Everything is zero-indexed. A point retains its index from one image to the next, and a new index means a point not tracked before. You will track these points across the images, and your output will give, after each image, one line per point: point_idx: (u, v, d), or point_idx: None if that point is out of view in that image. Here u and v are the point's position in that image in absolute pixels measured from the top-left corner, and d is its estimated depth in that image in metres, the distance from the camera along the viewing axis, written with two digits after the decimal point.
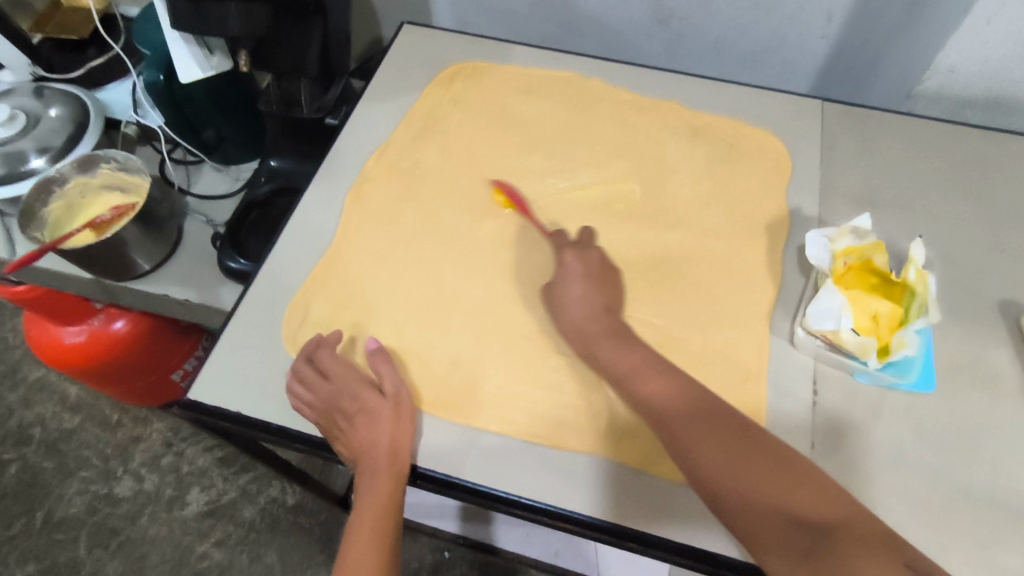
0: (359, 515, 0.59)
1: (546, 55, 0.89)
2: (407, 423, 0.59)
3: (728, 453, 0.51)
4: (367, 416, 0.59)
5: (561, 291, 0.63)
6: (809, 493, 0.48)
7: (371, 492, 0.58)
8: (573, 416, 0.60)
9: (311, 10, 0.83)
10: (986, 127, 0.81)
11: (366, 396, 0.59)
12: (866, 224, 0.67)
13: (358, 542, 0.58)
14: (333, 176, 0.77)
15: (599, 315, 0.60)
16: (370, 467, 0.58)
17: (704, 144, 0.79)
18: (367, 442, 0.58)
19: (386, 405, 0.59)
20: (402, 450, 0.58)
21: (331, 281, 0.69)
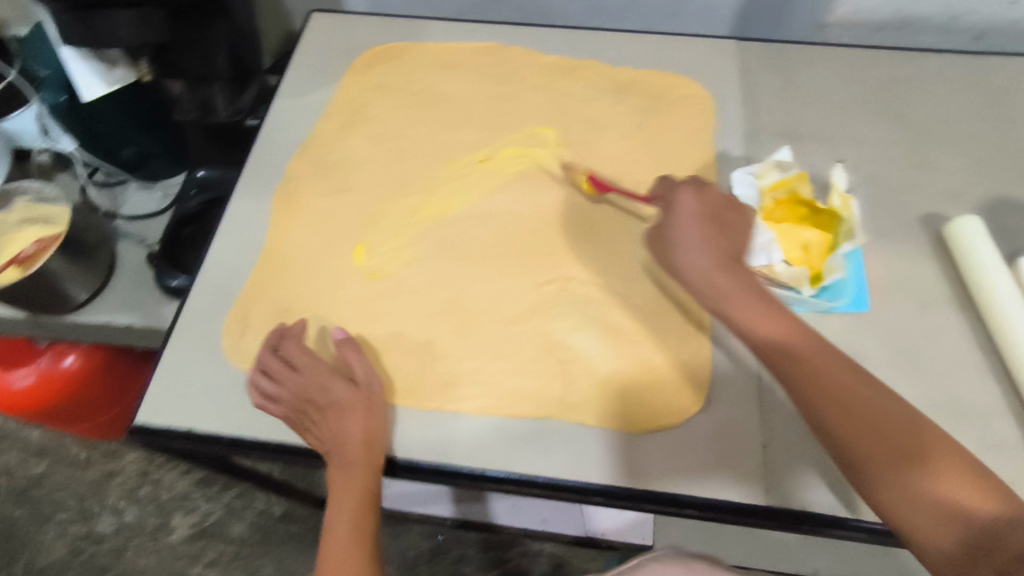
0: (336, 506, 0.59)
1: (463, 27, 0.87)
2: (380, 410, 0.59)
3: (821, 391, 0.50)
4: (338, 408, 0.58)
5: (672, 233, 0.59)
6: (918, 431, 0.48)
7: (347, 484, 0.58)
8: (527, 385, 0.61)
9: (212, 9, 0.79)
10: (897, 48, 0.83)
11: (337, 390, 0.59)
12: (786, 156, 0.69)
13: (337, 532, 0.58)
14: (260, 177, 0.75)
15: (721, 262, 0.56)
16: (343, 460, 0.58)
17: (630, 99, 0.78)
18: (337, 435, 0.58)
19: (354, 398, 0.59)
20: (377, 441, 0.58)
21: (270, 288, 0.67)
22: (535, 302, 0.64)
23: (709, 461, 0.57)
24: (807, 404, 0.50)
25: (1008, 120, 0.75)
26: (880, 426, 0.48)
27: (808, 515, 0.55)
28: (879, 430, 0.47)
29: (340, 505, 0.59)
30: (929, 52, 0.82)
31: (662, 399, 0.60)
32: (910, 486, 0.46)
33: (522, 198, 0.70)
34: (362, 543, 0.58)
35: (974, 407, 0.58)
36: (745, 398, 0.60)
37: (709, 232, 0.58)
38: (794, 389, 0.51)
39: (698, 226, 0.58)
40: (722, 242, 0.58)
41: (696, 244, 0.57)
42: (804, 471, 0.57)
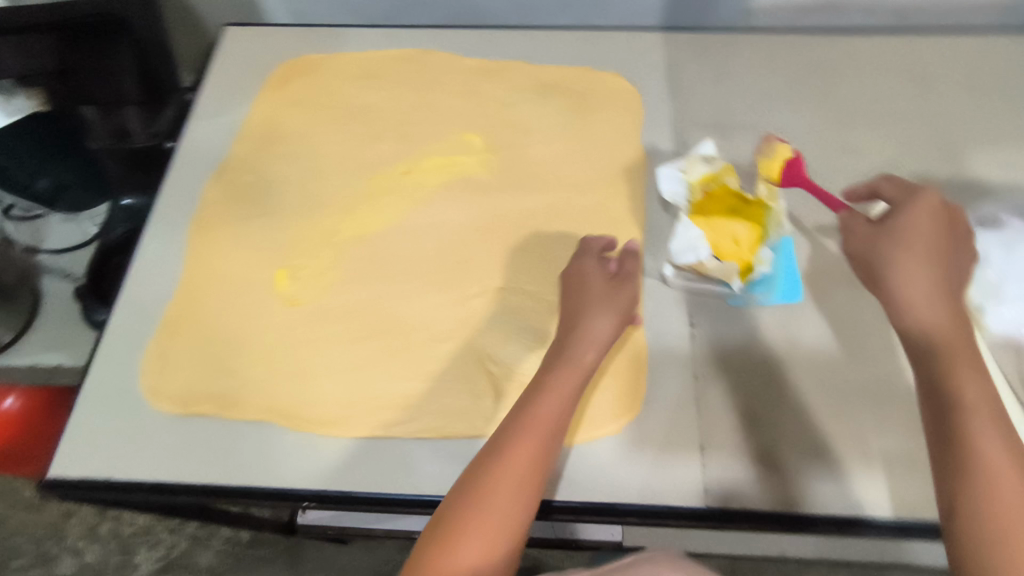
0: (523, 422, 0.50)
1: (383, 34, 0.84)
2: (624, 302, 0.56)
3: (987, 394, 0.43)
4: (581, 296, 0.57)
5: (903, 236, 0.50)
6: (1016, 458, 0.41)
7: (555, 383, 0.52)
8: (458, 404, 0.59)
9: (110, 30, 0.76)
10: (821, 31, 0.82)
11: (594, 275, 0.58)
12: (711, 150, 0.69)
13: (521, 451, 0.49)
14: (175, 204, 0.72)
15: (937, 291, 0.47)
16: (551, 381, 0.52)
17: (556, 98, 0.77)
18: (588, 338, 0.54)
19: (600, 287, 0.57)
20: (598, 344, 0.54)
21: (188, 321, 0.64)
22: (463, 317, 0.63)
23: (648, 467, 0.55)
24: (963, 403, 0.43)
25: (930, 97, 0.75)
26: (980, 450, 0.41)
27: (750, 515, 0.53)
28: (988, 445, 0.41)
29: (495, 439, 0.50)
30: (852, 32, 0.82)
31: (594, 407, 0.58)
32: (992, 514, 0.40)
33: (447, 210, 0.69)
34: (540, 463, 0.49)
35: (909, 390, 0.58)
36: (680, 399, 0.58)
37: (932, 250, 0.49)
38: (966, 382, 0.44)
39: (930, 232, 0.50)
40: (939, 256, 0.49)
41: (911, 253, 0.49)
42: (744, 470, 0.55)
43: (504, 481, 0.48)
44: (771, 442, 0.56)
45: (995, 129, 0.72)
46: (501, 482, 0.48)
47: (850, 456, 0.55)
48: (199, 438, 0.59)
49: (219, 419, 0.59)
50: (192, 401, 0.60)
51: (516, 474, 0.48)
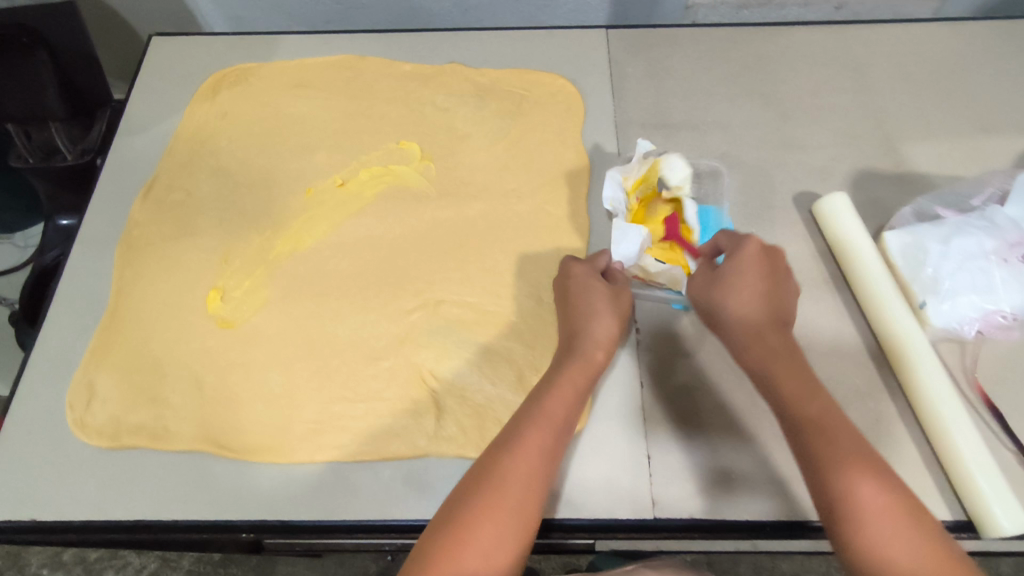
0: (533, 413, 0.49)
1: (316, 42, 0.82)
2: (624, 305, 0.57)
3: (817, 403, 0.47)
4: (588, 297, 0.57)
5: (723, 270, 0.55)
6: (860, 447, 0.45)
7: (564, 379, 0.52)
8: (398, 423, 0.57)
9: (25, 41, 0.76)
10: (762, 25, 0.81)
11: (595, 279, 0.58)
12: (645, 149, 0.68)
13: (533, 440, 0.48)
14: (99, 226, 0.69)
15: (760, 309, 0.53)
16: (565, 376, 0.52)
17: (494, 102, 0.75)
18: (593, 336, 0.55)
19: (608, 292, 0.57)
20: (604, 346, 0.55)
21: (114, 348, 0.62)
22: (400, 333, 0.61)
23: (594, 481, 0.54)
24: (802, 425, 0.46)
25: (868, 89, 0.75)
26: (825, 450, 0.44)
27: (699, 523, 0.52)
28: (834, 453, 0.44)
29: (503, 433, 0.49)
30: (792, 26, 0.81)
31: None
32: (850, 504, 0.42)
33: (383, 222, 0.67)
34: (549, 456, 0.48)
35: (855, 388, 0.57)
36: (624, 406, 0.57)
37: (759, 280, 0.54)
38: (801, 397, 0.48)
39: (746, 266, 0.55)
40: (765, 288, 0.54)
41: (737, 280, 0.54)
42: (691, 477, 0.54)
43: (516, 468, 0.46)
44: (718, 445, 0.55)
45: (931, 120, 0.72)
46: (513, 471, 0.46)
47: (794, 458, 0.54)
48: (128, 472, 0.56)
49: (148, 450, 0.57)
50: (121, 433, 0.57)
51: (531, 462, 0.47)
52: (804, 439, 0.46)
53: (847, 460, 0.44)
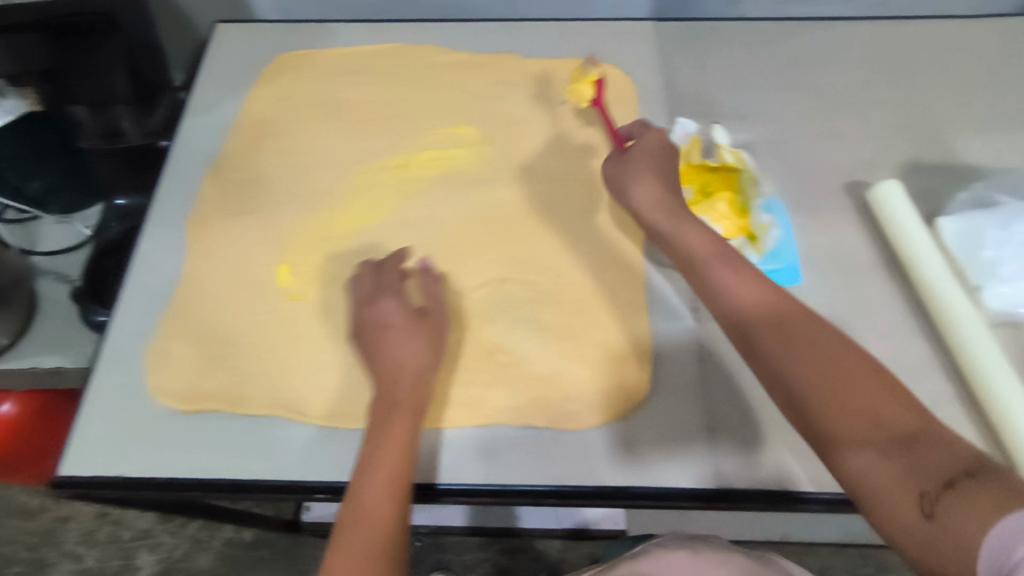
0: (372, 461, 0.51)
1: (370, 31, 0.84)
2: (425, 335, 0.57)
3: (819, 357, 0.45)
4: (384, 338, 0.57)
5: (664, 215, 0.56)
6: (879, 384, 0.43)
7: (391, 425, 0.53)
8: (465, 394, 0.59)
9: (101, 27, 0.79)
10: (809, 20, 0.83)
11: (394, 316, 0.58)
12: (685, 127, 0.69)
13: (376, 494, 0.49)
14: (169, 202, 0.71)
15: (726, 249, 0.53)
16: (393, 411, 0.53)
17: (548, 90, 0.77)
18: (395, 366, 0.55)
19: (410, 327, 0.58)
20: (420, 378, 0.55)
21: (190, 319, 0.64)
22: (463, 308, 0.63)
23: (660, 451, 0.56)
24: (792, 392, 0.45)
25: (914, 84, 0.76)
26: (841, 404, 0.42)
27: (760, 493, 0.54)
28: (834, 404, 0.43)
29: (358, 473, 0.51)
30: (837, 22, 0.82)
31: (600, 395, 0.58)
32: (882, 454, 0.40)
33: (443, 204, 0.69)
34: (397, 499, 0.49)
35: (912, 369, 0.58)
36: (685, 381, 0.59)
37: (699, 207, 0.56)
38: (802, 359, 0.45)
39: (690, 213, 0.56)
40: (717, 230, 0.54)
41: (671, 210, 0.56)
42: (751, 452, 0.56)
43: (383, 504, 0.49)
44: (751, 431, 0.56)
45: (977, 114, 0.73)
46: (371, 514, 0.48)
47: None
48: (207, 435, 0.59)
49: (226, 413, 0.59)
50: (200, 399, 0.60)
51: (376, 510, 0.48)
52: (816, 404, 0.43)
53: (854, 406, 0.42)
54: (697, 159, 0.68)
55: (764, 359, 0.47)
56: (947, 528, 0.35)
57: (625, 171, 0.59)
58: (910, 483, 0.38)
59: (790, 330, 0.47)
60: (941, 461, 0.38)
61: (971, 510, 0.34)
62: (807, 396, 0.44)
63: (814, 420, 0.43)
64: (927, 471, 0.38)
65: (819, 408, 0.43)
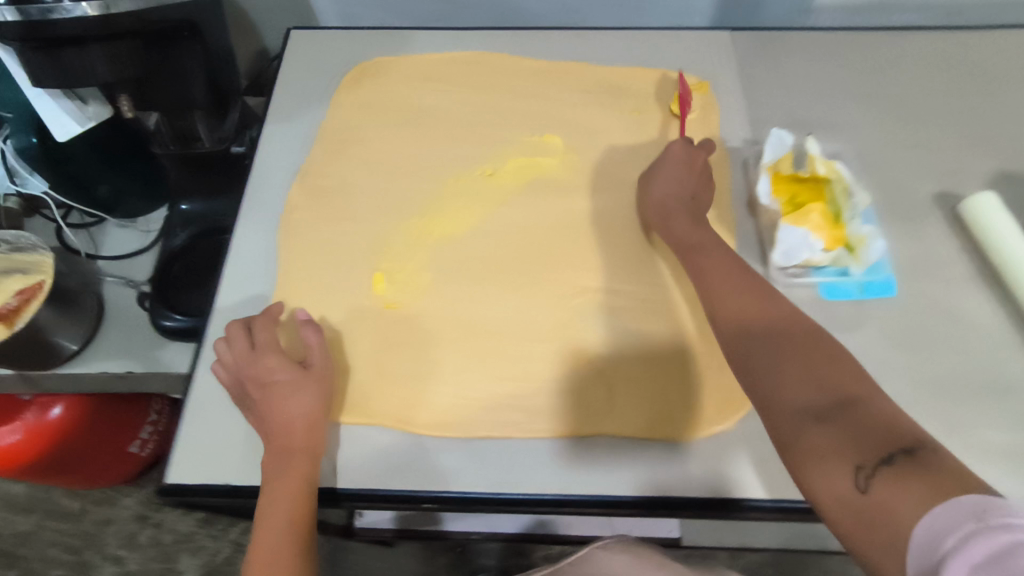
0: (263, 509, 0.54)
1: (445, 39, 0.85)
2: (295, 392, 0.58)
3: (786, 344, 0.50)
4: (283, 390, 0.58)
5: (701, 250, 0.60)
6: (840, 373, 0.47)
7: (289, 469, 0.55)
8: (569, 404, 0.60)
9: (185, 35, 0.72)
10: (883, 30, 0.83)
11: (282, 371, 0.58)
12: (778, 138, 0.69)
13: (268, 535, 0.54)
14: (258, 211, 0.72)
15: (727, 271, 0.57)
16: (279, 459, 0.56)
17: (629, 98, 0.77)
18: (281, 420, 0.57)
19: (310, 377, 0.59)
20: (304, 432, 0.57)
21: (289, 326, 0.64)
22: (560, 318, 0.64)
23: (766, 461, 0.57)
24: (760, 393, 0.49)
25: (995, 95, 0.76)
26: (799, 385, 0.47)
27: None
28: (792, 402, 0.47)
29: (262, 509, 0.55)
30: (912, 31, 0.83)
31: (703, 406, 0.59)
32: (827, 429, 0.44)
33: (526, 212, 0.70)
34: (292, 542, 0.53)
35: (1012, 381, 0.59)
36: None
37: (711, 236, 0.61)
38: (773, 364, 0.49)
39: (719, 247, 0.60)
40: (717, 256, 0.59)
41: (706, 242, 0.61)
42: None
43: (265, 548, 0.53)
44: None
45: None
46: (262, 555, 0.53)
47: (961, 446, 0.56)
48: None
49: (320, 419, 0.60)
50: None
51: (264, 551, 0.53)
52: (775, 385, 0.48)
53: (812, 402, 0.46)
54: (786, 168, 0.66)
55: (736, 345, 0.52)
56: (877, 502, 0.39)
57: (655, 171, 0.68)
58: (848, 455, 0.42)
59: (765, 321, 0.52)
60: (880, 437, 0.42)
61: (906, 495, 0.38)
62: (771, 377, 0.49)
63: (770, 400, 0.48)
64: (866, 447, 0.42)
65: (776, 388, 0.48)
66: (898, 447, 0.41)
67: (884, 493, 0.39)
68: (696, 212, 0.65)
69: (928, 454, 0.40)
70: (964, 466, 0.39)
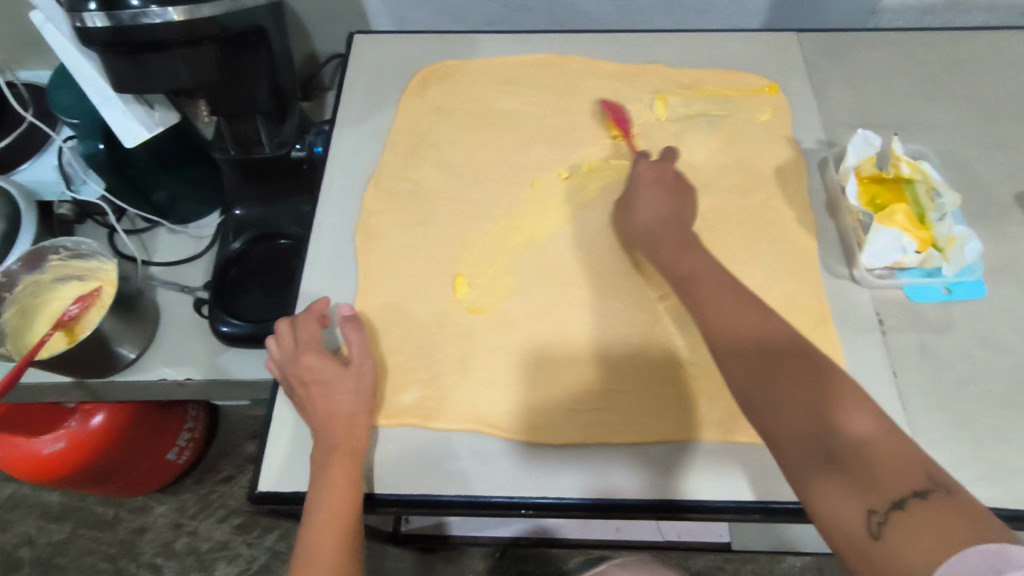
0: (315, 504, 0.54)
1: (511, 43, 0.85)
2: (344, 382, 0.58)
3: (787, 375, 0.47)
4: (324, 387, 0.58)
5: (657, 241, 0.60)
6: (846, 407, 0.44)
7: (331, 469, 0.54)
8: (663, 406, 0.59)
9: (253, 39, 0.70)
10: (951, 31, 0.83)
11: (324, 367, 0.58)
12: (864, 138, 0.68)
13: (323, 537, 0.53)
14: (332, 216, 0.72)
15: (690, 261, 0.58)
16: (325, 453, 0.55)
17: (701, 99, 0.77)
18: (327, 413, 0.57)
19: (348, 376, 0.58)
20: (354, 425, 0.57)
21: (372, 330, 0.64)
22: (649, 321, 0.63)
23: None
24: (756, 413, 0.47)
25: None
26: (805, 425, 0.45)
27: None
28: (791, 430, 0.45)
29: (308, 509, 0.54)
30: (979, 33, 0.82)
31: None
32: (837, 472, 0.42)
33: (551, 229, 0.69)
34: (344, 541, 0.53)
35: None
36: (885, 395, 0.59)
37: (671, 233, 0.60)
38: (771, 386, 0.47)
39: (679, 238, 0.60)
40: (684, 243, 0.59)
41: (667, 231, 0.60)
42: (962, 469, 0.55)
43: (322, 548, 0.52)
44: (960, 446, 0.56)
45: None
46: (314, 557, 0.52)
47: None
48: (405, 449, 0.59)
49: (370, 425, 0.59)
50: (397, 412, 0.60)
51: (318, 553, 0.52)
52: (780, 425, 0.46)
53: (811, 432, 0.44)
54: (868, 170, 0.66)
55: (730, 361, 0.50)
56: (889, 548, 0.38)
57: (632, 196, 0.65)
58: (859, 501, 0.41)
59: (758, 335, 0.50)
60: (890, 479, 0.41)
61: (919, 544, 0.37)
62: (776, 417, 0.46)
63: (777, 439, 0.46)
64: (878, 490, 0.41)
65: (782, 428, 0.46)
66: (910, 491, 0.40)
67: (897, 537, 0.38)
68: (685, 232, 0.60)
69: (938, 497, 0.39)
70: (978, 507, 0.38)
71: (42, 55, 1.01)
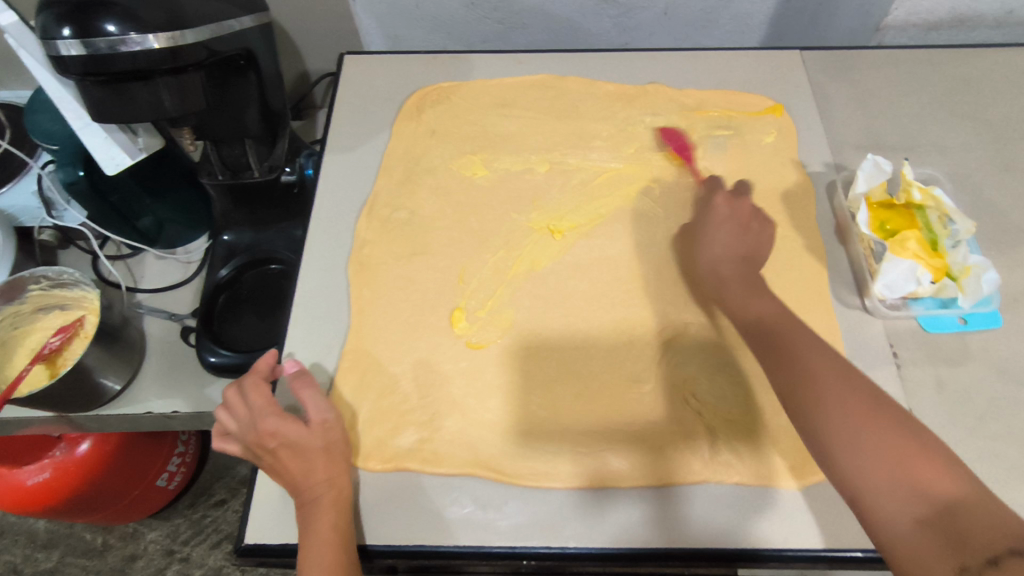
0: (306, 559, 0.50)
1: (507, 63, 0.82)
2: (311, 440, 0.55)
3: (875, 426, 0.45)
4: (299, 442, 0.54)
5: (704, 233, 0.63)
6: (931, 463, 0.42)
7: (318, 516, 0.52)
8: (671, 445, 0.56)
9: (242, 63, 0.68)
10: (956, 48, 0.81)
11: (287, 430, 0.55)
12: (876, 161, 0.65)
13: None
14: (325, 247, 0.69)
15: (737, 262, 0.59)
16: (311, 504, 0.53)
17: (703, 120, 0.75)
18: (301, 472, 0.54)
19: (315, 436, 0.55)
20: (338, 477, 0.54)
21: (366, 368, 0.61)
22: (656, 355, 0.61)
23: None
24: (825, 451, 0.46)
25: None
26: (892, 480, 0.42)
27: None
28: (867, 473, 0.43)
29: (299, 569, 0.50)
30: (985, 50, 0.81)
31: None
32: (927, 528, 0.40)
33: (683, 230, 0.67)
34: None
35: None
36: None
37: (733, 237, 0.61)
38: (840, 418, 0.46)
39: (728, 223, 0.62)
40: (741, 243, 0.60)
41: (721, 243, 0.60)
42: None
43: None
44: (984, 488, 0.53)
45: None
46: None
47: None
48: (401, 496, 0.56)
49: (358, 470, 0.57)
50: (397, 456, 0.57)
51: None
52: (867, 478, 0.43)
53: (889, 478, 0.42)
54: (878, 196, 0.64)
55: (795, 387, 0.49)
56: None
57: (704, 233, 0.63)
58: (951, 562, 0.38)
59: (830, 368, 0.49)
60: (985, 536, 0.38)
61: None
62: (862, 468, 0.44)
63: (862, 491, 0.43)
64: (969, 547, 0.38)
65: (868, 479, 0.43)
66: (1011, 551, 0.36)
67: None
68: (752, 275, 0.58)
69: None
70: None
71: (21, 76, 0.99)
